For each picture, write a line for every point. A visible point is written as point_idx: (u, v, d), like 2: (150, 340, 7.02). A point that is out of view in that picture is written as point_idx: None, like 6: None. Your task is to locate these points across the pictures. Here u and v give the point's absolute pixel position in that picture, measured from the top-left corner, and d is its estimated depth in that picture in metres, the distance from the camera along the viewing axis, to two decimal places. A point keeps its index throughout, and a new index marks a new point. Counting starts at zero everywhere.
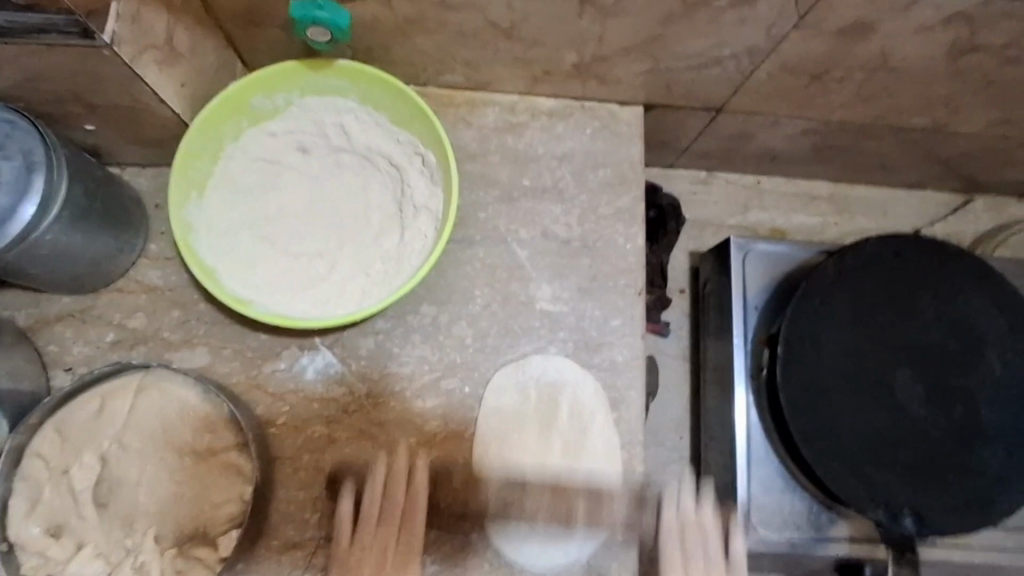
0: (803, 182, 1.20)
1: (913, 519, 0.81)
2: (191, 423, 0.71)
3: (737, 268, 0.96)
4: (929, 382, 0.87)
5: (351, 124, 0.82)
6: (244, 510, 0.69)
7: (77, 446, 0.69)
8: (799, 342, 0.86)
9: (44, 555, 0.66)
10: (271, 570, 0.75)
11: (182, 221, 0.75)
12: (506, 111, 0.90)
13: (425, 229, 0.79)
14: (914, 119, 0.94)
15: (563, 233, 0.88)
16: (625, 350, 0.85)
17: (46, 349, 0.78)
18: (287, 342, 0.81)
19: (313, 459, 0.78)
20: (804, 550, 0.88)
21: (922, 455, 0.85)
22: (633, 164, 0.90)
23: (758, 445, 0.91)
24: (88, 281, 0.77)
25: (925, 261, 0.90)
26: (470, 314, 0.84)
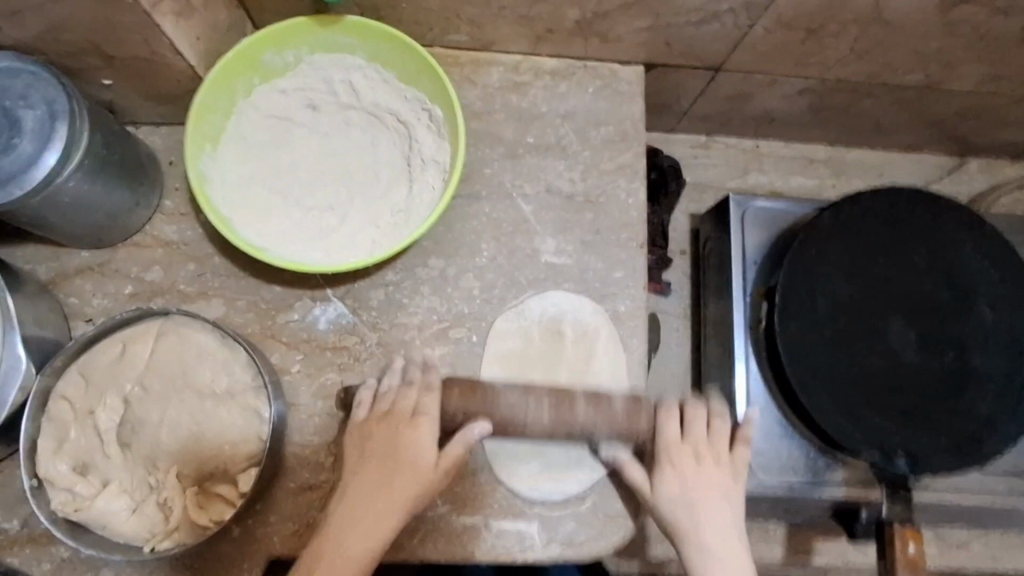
0: (801, 146, 1.22)
1: (906, 459, 0.85)
2: (208, 366, 0.73)
3: (736, 224, 0.99)
4: (923, 330, 0.90)
5: (360, 81, 0.84)
6: (262, 447, 0.72)
7: (100, 388, 0.72)
8: (797, 291, 0.89)
9: (72, 491, 0.69)
10: (288, 510, 0.78)
11: (197, 173, 0.77)
12: (510, 71, 0.92)
13: (433, 181, 0.81)
14: (908, 76, 0.96)
15: (566, 188, 0.90)
16: (627, 300, 0.87)
17: (67, 302, 0.81)
18: (300, 293, 0.83)
19: (326, 406, 0.81)
20: (801, 493, 0.92)
21: (917, 400, 0.87)
22: (635, 122, 0.92)
23: (757, 394, 0.93)
24: (107, 234, 0.80)
25: (918, 213, 0.93)
26: (477, 267, 0.87)
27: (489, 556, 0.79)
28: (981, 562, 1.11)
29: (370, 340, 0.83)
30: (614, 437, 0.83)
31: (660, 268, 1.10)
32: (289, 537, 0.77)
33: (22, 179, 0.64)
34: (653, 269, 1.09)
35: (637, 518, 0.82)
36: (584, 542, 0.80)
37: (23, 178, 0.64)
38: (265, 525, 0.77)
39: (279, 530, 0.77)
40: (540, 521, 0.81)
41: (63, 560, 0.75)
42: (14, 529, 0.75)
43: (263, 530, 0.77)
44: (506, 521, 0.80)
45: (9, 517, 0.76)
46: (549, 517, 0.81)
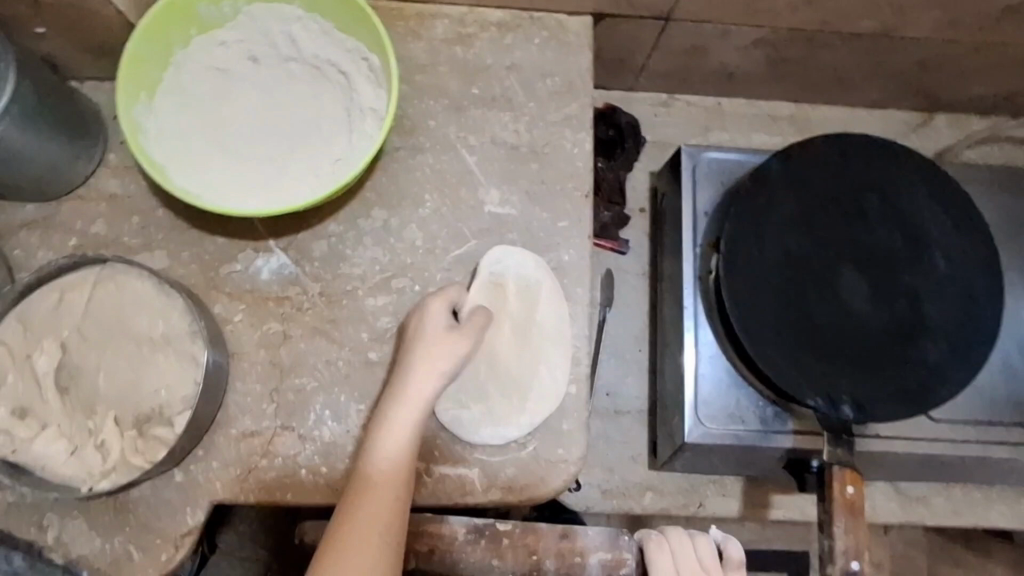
0: (764, 103, 1.21)
1: (850, 405, 0.84)
2: (145, 312, 0.74)
3: (687, 176, 0.98)
4: (871, 278, 0.89)
5: (298, 32, 0.84)
6: (197, 390, 0.73)
7: (39, 335, 0.73)
8: (742, 240, 0.89)
9: (9, 434, 0.70)
10: (231, 457, 0.79)
11: (131, 122, 0.78)
12: (455, 23, 0.92)
13: (371, 130, 0.82)
14: (860, 23, 0.94)
15: (511, 140, 0.90)
16: (571, 250, 0.87)
17: (12, 254, 0.82)
18: (243, 246, 0.84)
19: (269, 355, 0.82)
20: (750, 442, 0.91)
21: (864, 347, 0.87)
22: (582, 73, 0.92)
23: (705, 344, 0.94)
24: (48, 187, 0.80)
25: (869, 162, 0.92)
26: (420, 218, 0.87)
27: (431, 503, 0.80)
28: (942, 516, 1.11)
29: (313, 291, 0.84)
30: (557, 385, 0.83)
31: (618, 226, 1.11)
32: (231, 484, 0.78)
33: None
34: (608, 227, 1.10)
35: (579, 466, 0.82)
36: (524, 486, 0.80)
37: None
38: (208, 472, 0.78)
39: (221, 476, 0.78)
40: (481, 467, 0.81)
41: (9, 505, 0.76)
42: None
43: (206, 477, 0.78)
44: (446, 467, 0.80)
45: None
46: (490, 463, 0.81)
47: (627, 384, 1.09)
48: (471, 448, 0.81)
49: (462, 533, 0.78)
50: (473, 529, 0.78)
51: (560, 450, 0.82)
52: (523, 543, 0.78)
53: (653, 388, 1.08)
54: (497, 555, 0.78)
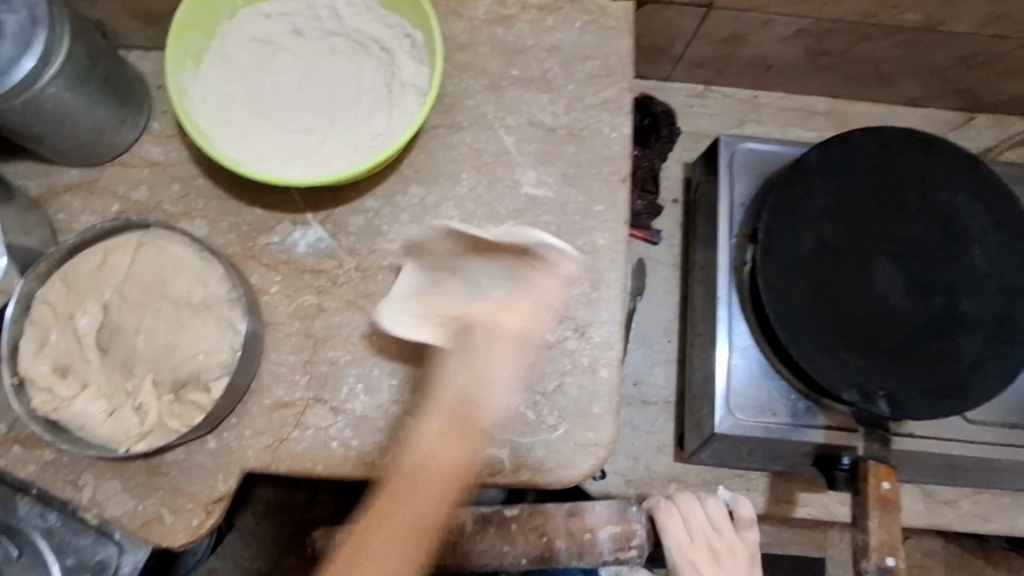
0: (801, 97, 1.19)
1: (885, 401, 0.83)
2: (185, 277, 0.75)
3: (724, 165, 0.98)
4: (910, 273, 0.88)
5: (343, 6, 0.84)
6: (235, 357, 0.74)
7: (81, 295, 0.74)
8: (780, 230, 0.88)
9: (51, 392, 0.71)
10: (263, 426, 0.80)
11: (177, 87, 0.79)
12: (497, 4, 0.92)
13: (412, 105, 0.82)
14: (907, 15, 0.93)
15: (549, 121, 0.89)
16: (605, 234, 0.87)
17: (56, 217, 0.83)
18: (281, 218, 0.85)
19: (303, 327, 0.82)
20: (780, 435, 0.90)
21: (899, 342, 0.85)
22: (622, 57, 0.91)
23: (737, 334, 0.93)
24: (93, 151, 0.81)
25: (912, 156, 0.90)
26: (456, 196, 0.87)
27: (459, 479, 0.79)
28: (969, 521, 1.09)
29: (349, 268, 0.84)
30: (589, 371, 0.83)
31: (650, 215, 1.10)
32: (262, 452, 0.79)
33: (3, 79, 0.66)
34: (641, 215, 1.09)
35: (609, 449, 0.81)
36: (551, 468, 0.80)
37: (4, 79, 0.66)
38: (240, 439, 0.79)
39: (253, 444, 0.79)
40: (511, 448, 0.81)
41: (47, 463, 0.77)
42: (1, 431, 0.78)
43: (238, 444, 0.79)
44: (476, 446, 0.80)
45: None
46: (520, 443, 0.81)
47: (653, 374, 1.09)
48: (501, 428, 0.81)
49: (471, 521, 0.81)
50: (481, 517, 0.81)
51: (590, 434, 0.81)
52: (531, 526, 0.80)
53: (680, 378, 1.08)
54: (506, 541, 0.80)
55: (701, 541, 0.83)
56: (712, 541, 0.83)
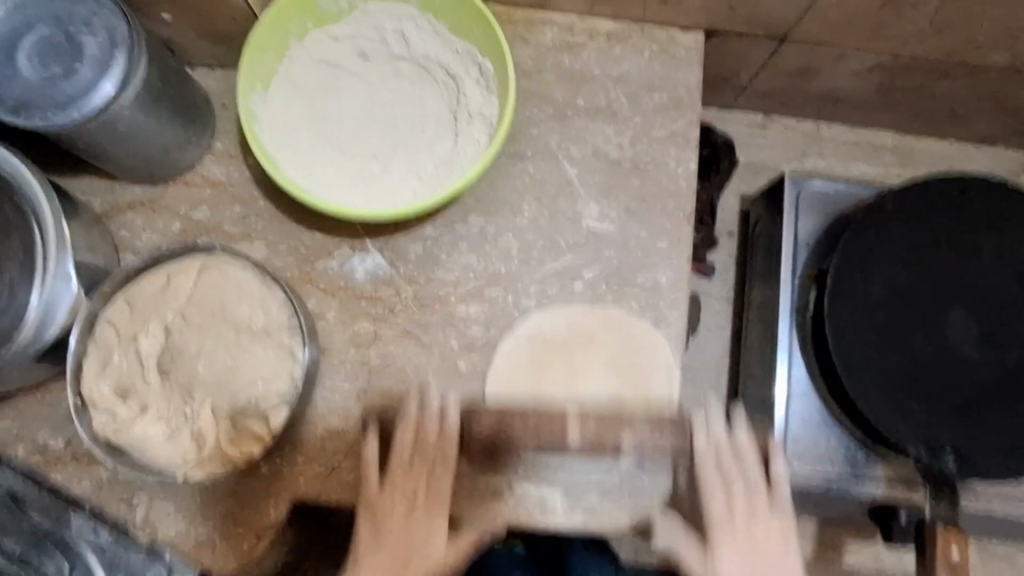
0: (865, 130, 1.16)
1: (954, 458, 0.80)
2: (247, 303, 0.74)
3: (790, 205, 0.95)
4: (985, 325, 0.84)
5: (412, 31, 0.83)
6: (295, 389, 0.73)
7: (143, 317, 0.74)
8: (849, 274, 0.85)
9: (111, 413, 0.72)
10: (315, 454, 0.79)
11: (246, 110, 0.78)
12: (564, 32, 0.90)
13: (478, 136, 0.81)
14: (990, 55, 0.89)
15: (614, 154, 0.88)
16: (668, 272, 0.85)
17: (118, 234, 0.83)
18: (340, 243, 0.84)
19: (360, 354, 0.82)
20: (838, 485, 0.88)
21: (971, 397, 0.82)
22: (690, 90, 0.89)
23: (798, 379, 0.90)
24: (158, 169, 0.81)
25: (991, 204, 0.87)
26: (517, 227, 0.85)
27: (511, 517, 0.79)
28: None
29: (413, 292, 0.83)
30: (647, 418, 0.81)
31: (706, 246, 1.09)
32: (312, 479, 0.78)
33: (81, 104, 0.66)
34: (697, 248, 1.07)
35: (666, 495, 0.79)
36: (605, 514, 0.79)
37: (82, 103, 0.66)
38: (291, 465, 0.78)
39: (306, 472, 0.78)
40: (565, 489, 0.80)
41: (102, 481, 0.78)
42: (58, 446, 0.78)
43: (290, 470, 0.78)
44: (529, 485, 0.80)
45: (55, 435, 0.79)
46: (575, 485, 0.80)
47: None
48: (556, 469, 0.80)
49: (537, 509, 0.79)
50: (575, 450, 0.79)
51: (646, 478, 0.80)
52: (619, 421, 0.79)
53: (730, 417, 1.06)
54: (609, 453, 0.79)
55: (718, 459, 0.73)
56: (734, 461, 0.73)
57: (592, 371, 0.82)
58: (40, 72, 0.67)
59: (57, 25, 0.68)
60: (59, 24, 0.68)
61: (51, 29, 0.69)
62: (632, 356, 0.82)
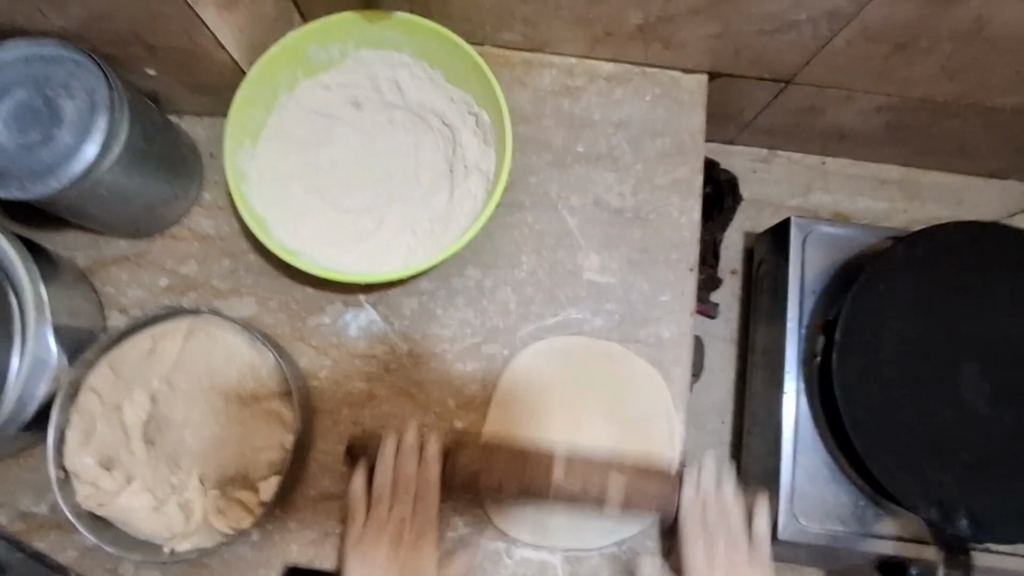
0: (872, 165, 1.13)
1: (968, 521, 0.78)
2: (237, 368, 0.73)
3: (796, 249, 0.93)
4: (1000, 380, 0.81)
5: (406, 79, 0.80)
6: (284, 457, 0.71)
7: (128, 383, 0.72)
8: (858, 329, 0.82)
9: (96, 485, 0.69)
10: (307, 519, 0.76)
11: (235, 168, 0.76)
12: (563, 74, 0.87)
13: (475, 189, 0.78)
14: (1002, 98, 0.87)
15: (616, 203, 0.85)
16: (672, 326, 0.82)
17: (103, 290, 0.80)
18: (332, 297, 0.81)
19: (353, 414, 0.79)
20: (846, 544, 0.86)
21: (986, 457, 0.80)
22: (694, 135, 0.86)
23: (805, 431, 0.88)
24: (145, 225, 0.79)
25: (1004, 253, 0.84)
26: (515, 280, 0.83)
27: None
28: None
29: None
30: None
31: (709, 288, 1.06)
32: (304, 542, 0.76)
33: (61, 170, 0.64)
34: (700, 289, 1.04)
35: (669, 559, 0.77)
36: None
37: (62, 170, 0.64)
38: (283, 531, 0.76)
39: (297, 538, 0.76)
40: (565, 555, 0.77)
41: (86, 549, 0.75)
42: (42, 513, 0.76)
43: (282, 536, 0.76)
44: (527, 550, 0.77)
45: (37, 501, 0.76)
46: (574, 552, 0.77)
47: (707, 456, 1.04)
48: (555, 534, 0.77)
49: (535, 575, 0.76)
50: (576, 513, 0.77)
51: (649, 542, 0.77)
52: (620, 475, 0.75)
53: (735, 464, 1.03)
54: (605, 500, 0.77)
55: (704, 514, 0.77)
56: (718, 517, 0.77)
57: (592, 423, 0.79)
58: (18, 139, 0.65)
59: (35, 88, 0.66)
60: (36, 86, 0.66)
61: (29, 92, 0.66)
62: (629, 404, 0.80)
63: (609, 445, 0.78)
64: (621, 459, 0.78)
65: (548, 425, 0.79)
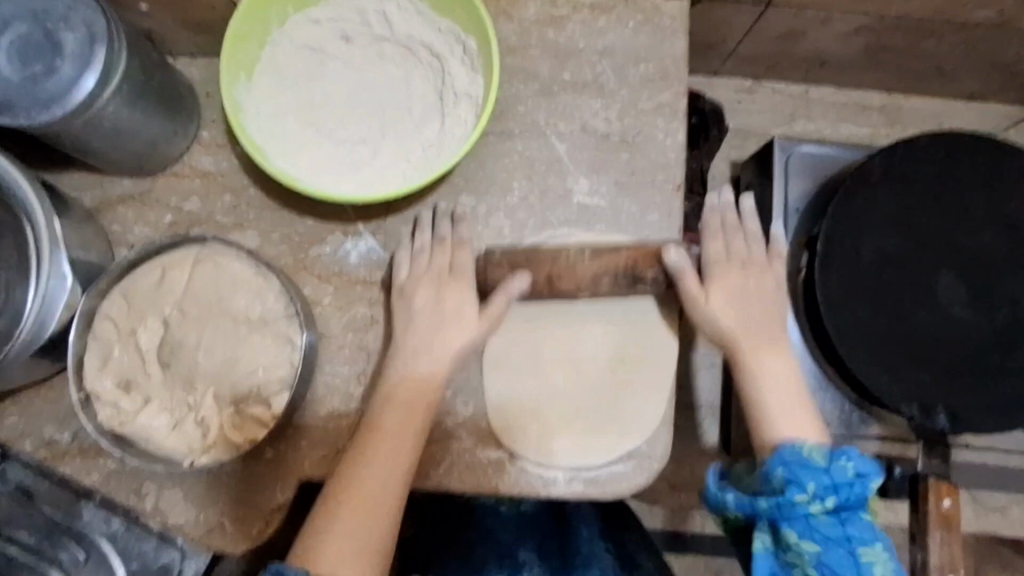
0: (854, 92, 1.16)
1: (945, 415, 0.82)
2: (242, 293, 0.76)
3: (778, 171, 0.96)
4: (975, 285, 0.85)
5: (394, 11, 0.82)
6: (294, 373, 0.75)
7: (141, 310, 0.75)
8: (840, 241, 0.86)
9: (116, 406, 0.74)
10: (318, 437, 0.80)
11: (233, 101, 0.78)
12: (547, 4, 0.89)
13: (465, 116, 0.80)
14: (977, 12, 0.88)
15: (602, 127, 0.87)
16: (660, 244, 0.85)
17: (111, 229, 0.83)
18: (332, 228, 0.84)
19: (358, 338, 0.83)
20: (833, 446, 0.91)
21: (963, 357, 0.83)
22: (677, 59, 0.89)
23: (791, 345, 0.92)
24: (146, 162, 0.81)
25: (981, 164, 0.87)
26: (508, 205, 0.86)
27: (512, 490, 0.79)
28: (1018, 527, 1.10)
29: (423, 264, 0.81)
30: (650, 403, 0.81)
31: None
32: (317, 461, 0.80)
33: (63, 99, 0.66)
34: (688, 219, 1.07)
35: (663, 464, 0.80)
36: (607, 480, 0.80)
37: (64, 98, 0.66)
38: (296, 449, 0.80)
39: (309, 455, 0.80)
40: (566, 469, 0.80)
41: (110, 472, 0.79)
42: (65, 440, 0.80)
43: (295, 454, 0.80)
44: (531, 463, 0.80)
45: (61, 429, 0.80)
46: (576, 464, 0.80)
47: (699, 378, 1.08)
48: (559, 456, 0.80)
49: (535, 479, 0.80)
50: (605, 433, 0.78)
51: (643, 446, 0.80)
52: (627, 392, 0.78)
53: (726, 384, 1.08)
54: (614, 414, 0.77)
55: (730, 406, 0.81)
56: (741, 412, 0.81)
57: (592, 333, 0.83)
58: (20, 71, 0.67)
59: (34, 22, 0.68)
60: (35, 22, 0.68)
61: (28, 27, 0.68)
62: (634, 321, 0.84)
63: (609, 353, 0.83)
64: (623, 381, 0.82)
65: (546, 353, 0.83)
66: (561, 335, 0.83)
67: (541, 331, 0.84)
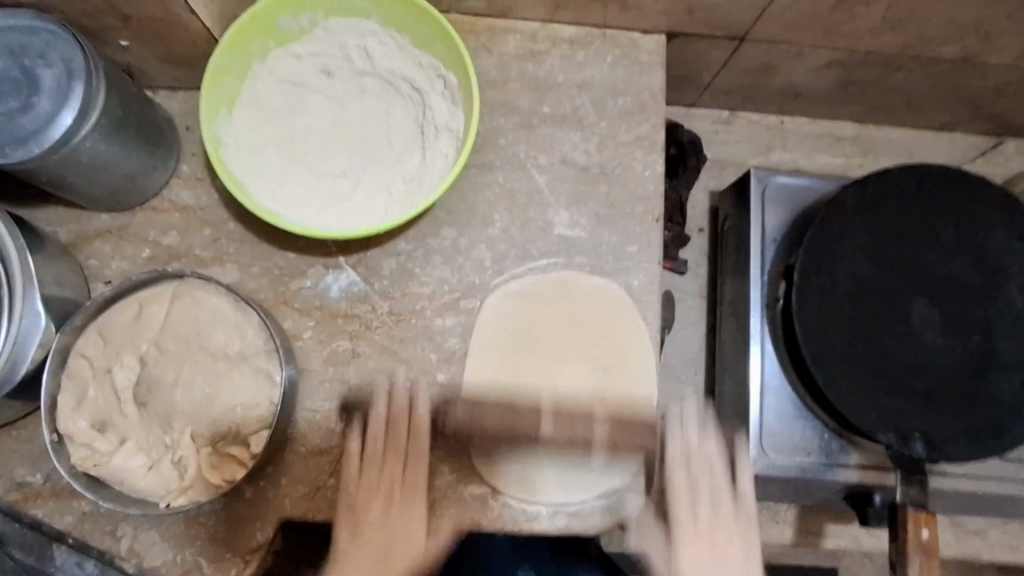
0: (828, 122, 1.19)
1: (922, 443, 0.83)
2: (221, 329, 0.75)
3: (755, 200, 0.97)
4: (947, 313, 0.87)
5: (374, 45, 0.82)
6: (274, 412, 0.74)
7: (117, 347, 0.74)
8: (816, 270, 0.87)
9: (91, 447, 0.72)
10: (298, 474, 0.79)
11: (212, 136, 0.78)
12: (527, 39, 0.90)
13: (446, 149, 0.81)
14: (943, 47, 0.91)
15: (582, 160, 0.89)
16: (640, 275, 0.86)
17: (87, 264, 0.82)
18: (313, 262, 0.84)
19: (338, 372, 0.82)
20: (814, 474, 0.91)
21: (937, 384, 0.85)
22: (654, 93, 0.90)
23: (770, 373, 0.93)
24: (124, 197, 0.80)
25: (950, 194, 0.90)
26: (489, 238, 0.86)
27: (495, 525, 0.80)
28: (996, 550, 1.11)
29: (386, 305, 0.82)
30: (629, 435, 0.82)
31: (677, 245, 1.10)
32: (296, 499, 0.78)
33: (41, 136, 0.66)
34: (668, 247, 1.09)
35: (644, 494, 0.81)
36: (589, 516, 0.80)
37: (42, 135, 0.66)
38: (275, 486, 0.78)
39: (289, 493, 0.78)
40: (548, 502, 0.80)
41: (83, 514, 0.77)
42: (38, 482, 0.78)
43: (274, 491, 0.78)
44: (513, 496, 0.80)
45: (33, 471, 0.78)
46: (558, 497, 0.80)
47: None
48: (541, 490, 0.80)
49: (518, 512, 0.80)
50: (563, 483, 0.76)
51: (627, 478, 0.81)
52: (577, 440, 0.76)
53: None
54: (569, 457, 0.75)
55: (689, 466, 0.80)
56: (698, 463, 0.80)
57: (570, 363, 0.83)
58: None
59: (12, 59, 0.68)
60: (13, 58, 0.68)
61: (6, 63, 0.68)
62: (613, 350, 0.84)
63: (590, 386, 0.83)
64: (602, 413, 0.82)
65: (523, 390, 0.82)
66: (540, 370, 0.83)
67: (525, 360, 0.83)
